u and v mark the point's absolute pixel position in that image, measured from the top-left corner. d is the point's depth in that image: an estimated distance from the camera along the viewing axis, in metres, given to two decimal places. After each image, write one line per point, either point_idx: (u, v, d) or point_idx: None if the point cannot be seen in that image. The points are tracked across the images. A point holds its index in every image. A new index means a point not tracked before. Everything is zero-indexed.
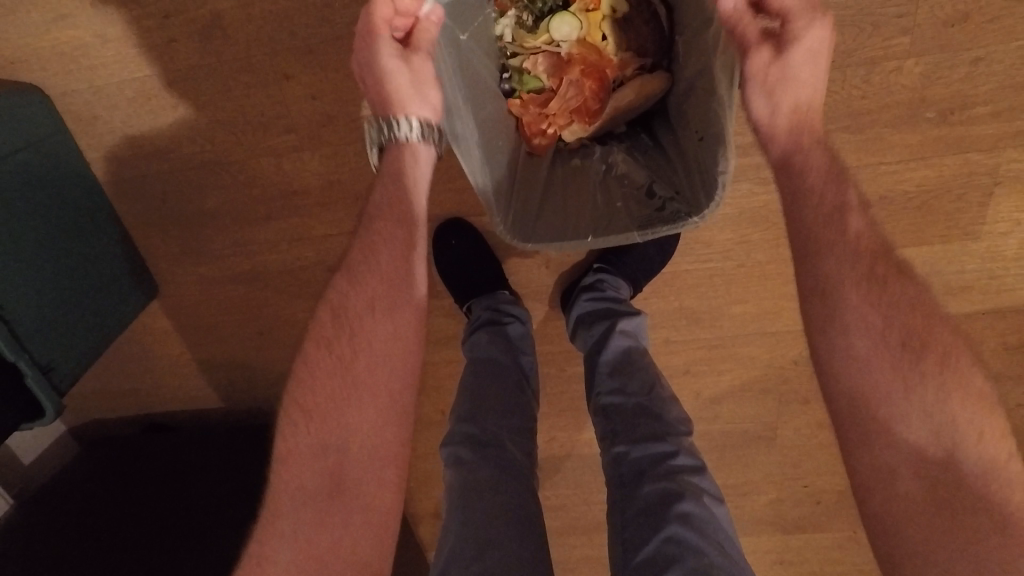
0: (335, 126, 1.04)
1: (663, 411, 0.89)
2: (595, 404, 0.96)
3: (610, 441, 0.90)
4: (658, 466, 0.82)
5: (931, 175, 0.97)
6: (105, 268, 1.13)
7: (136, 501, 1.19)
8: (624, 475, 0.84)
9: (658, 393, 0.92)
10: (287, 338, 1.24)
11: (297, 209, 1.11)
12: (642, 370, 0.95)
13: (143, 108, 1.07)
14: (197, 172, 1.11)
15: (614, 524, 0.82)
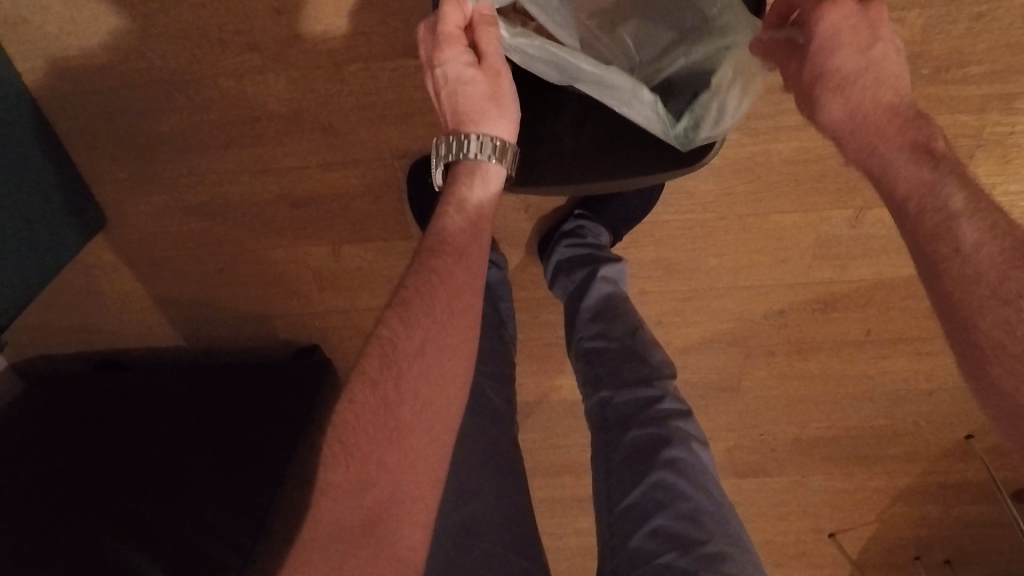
0: (302, 47, 0.95)
1: (647, 354, 0.90)
2: (577, 348, 0.95)
3: (593, 386, 0.89)
4: (644, 410, 0.83)
5: None
6: (47, 193, 1.03)
7: (90, 439, 1.14)
8: (610, 420, 0.85)
9: (642, 337, 0.92)
10: (251, 275, 1.19)
11: (259, 138, 1.03)
12: (626, 314, 0.95)
13: (83, 13, 0.95)
14: (148, 91, 1.01)
15: (599, 468, 0.83)
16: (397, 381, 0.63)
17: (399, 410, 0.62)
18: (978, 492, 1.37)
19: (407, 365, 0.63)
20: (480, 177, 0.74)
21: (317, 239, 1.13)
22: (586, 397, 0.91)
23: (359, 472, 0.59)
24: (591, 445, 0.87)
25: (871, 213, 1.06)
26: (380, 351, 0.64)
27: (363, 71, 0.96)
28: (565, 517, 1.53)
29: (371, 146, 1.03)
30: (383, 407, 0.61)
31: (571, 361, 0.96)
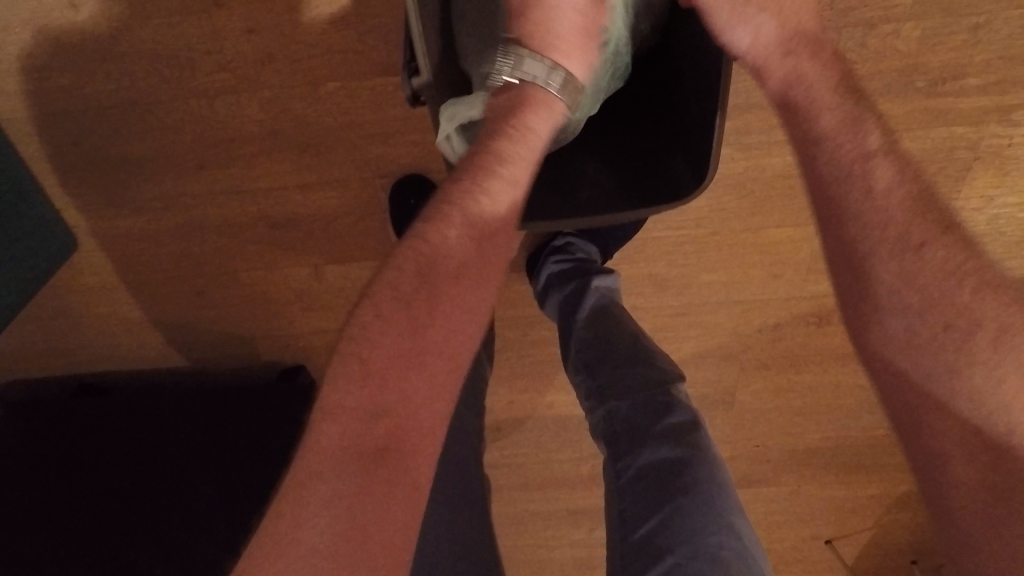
0: (278, 66, 0.94)
1: (652, 366, 0.86)
2: (576, 364, 0.92)
3: (599, 405, 0.86)
4: (653, 427, 0.80)
5: (915, 148, 0.95)
6: (27, 212, 1.00)
7: (66, 470, 1.09)
8: (618, 438, 0.82)
9: (645, 348, 0.89)
10: (229, 296, 1.14)
11: (236, 157, 1.01)
12: (625, 326, 0.92)
13: (58, 33, 0.94)
14: (121, 112, 0.99)
15: (612, 491, 0.81)
16: (426, 311, 0.61)
17: (426, 338, 0.60)
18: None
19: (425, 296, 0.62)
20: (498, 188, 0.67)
21: (296, 259, 1.09)
22: (591, 414, 0.88)
23: (369, 404, 0.56)
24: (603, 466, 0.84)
25: None
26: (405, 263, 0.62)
27: (341, 88, 0.95)
28: (556, 553, 1.43)
29: (350, 165, 1.00)
30: (408, 333, 0.60)
31: (571, 378, 0.93)
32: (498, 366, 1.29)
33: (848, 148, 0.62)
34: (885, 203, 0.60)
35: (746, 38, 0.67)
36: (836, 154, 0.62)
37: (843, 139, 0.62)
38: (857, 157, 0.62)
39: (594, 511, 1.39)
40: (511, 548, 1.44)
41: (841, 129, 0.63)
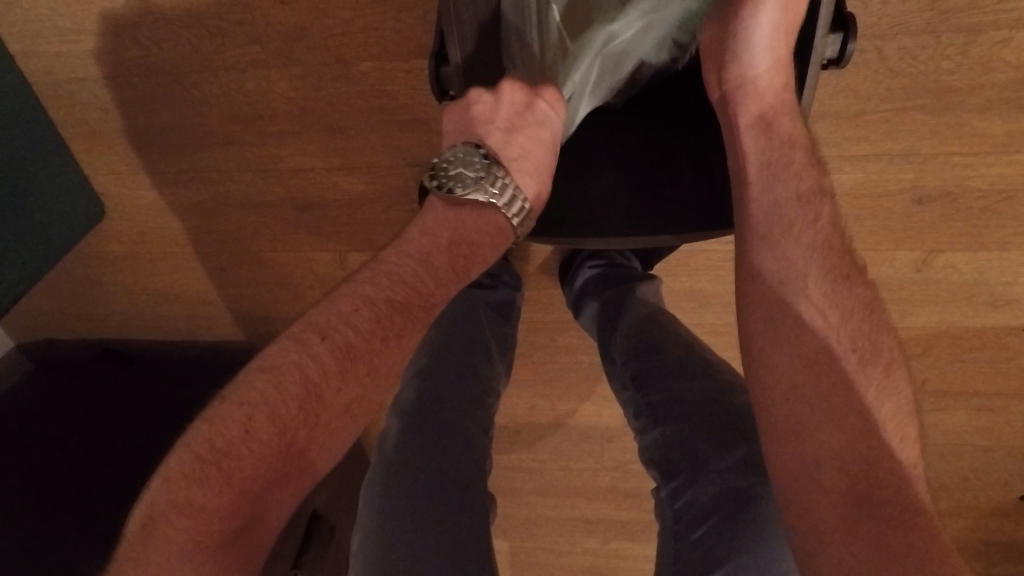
0: (309, 42, 0.89)
1: (713, 373, 0.70)
2: (620, 372, 0.78)
3: (646, 422, 0.71)
4: (720, 455, 0.63)
5: (1010, 172, 0.84)
6: (47, 178, 0.97)
7: (66, 437, 1.03)
8: (675, 465, 0.66)
9: (702, 352, 0.74)
10: (250, 276, 1.10)
11: (262, 135, 0.97)
12: (677, 328, 0.78)
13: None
14: (149, 81, 0.96)
15: (667, 533, 0.64)
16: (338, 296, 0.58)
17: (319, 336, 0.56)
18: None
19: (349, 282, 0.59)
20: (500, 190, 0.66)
21: (322, 244, 1.04)
22: (641, 433, 0.72)
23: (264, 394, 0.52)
24: (655, 499, 0.67)
25: (942, 256, 0.91)
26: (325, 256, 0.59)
27: (373, 69, 0.90)
28: (569, 561, 1.37)
29: (380, 150, 0.95)
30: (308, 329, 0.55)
31: (614, 390, 0.79)
32: (523, 367, 1.23)
33: (779, 195, 0.58)
34: (794, 251, 0.56)
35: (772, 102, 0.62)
36: (781, 197, 0.58)
37: (793, 191, 0.59)
38: (798, 208, 0.58)
39: (612, 523, 1.33)
40: (522, 550, 1.39)
41: (803, 195, 0.59)
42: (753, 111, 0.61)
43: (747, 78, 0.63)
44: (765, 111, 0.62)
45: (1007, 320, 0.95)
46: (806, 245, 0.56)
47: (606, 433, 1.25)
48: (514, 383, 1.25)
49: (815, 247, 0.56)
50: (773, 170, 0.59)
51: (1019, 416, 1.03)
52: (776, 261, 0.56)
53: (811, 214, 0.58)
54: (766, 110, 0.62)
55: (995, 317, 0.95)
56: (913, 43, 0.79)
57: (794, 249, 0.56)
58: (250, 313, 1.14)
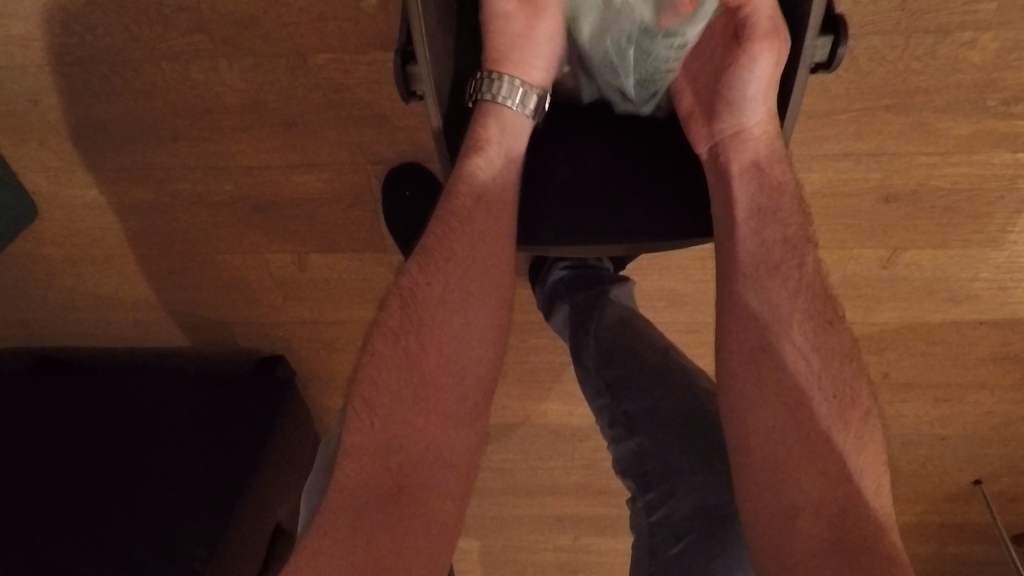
0: (261, 31, 0.84)
1: (689, 381, 0.70)
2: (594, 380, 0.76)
3: (622, 431, 0.70)
4: (698, 470, 0.63)
5: (971, 172, 0.85)
6: None
7: (2, 463, 0.96)
8: (651, 477, 0.65)
9: (676, 360, 0.73)
10: (201, 279, 1.04)
11: (212, 130, 0.91)
12: (651, 334, 0.77)
13: None
14: (84, 70, 0.88)
15: (643, 548, 0.64)
16: (417, 333, 0.61)
17: (425, 365, 0.60)
18: (1000, 562, 1.21)
19: (427, 313, 0.62)
20: (506, 124, 0.65)
21: (279, 245, 0.99)
22: (615, 443, 0.70)
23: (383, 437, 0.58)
24: (631, 513, 0.66)
25: (906, 254, 0.92)
26: (400, 301, 0.63)
27: (332, 61, 0.85)
28: (540, 557, 1.37)
29: (340, 147, 0.90)
30: (406, 363, 0.60)
31: (586, 397, 0.77)
32: None
33: (766, 241, 0.60)
34: (779, 294, 0.58)
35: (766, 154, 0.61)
36: (772, 242, 0.59)
37: (780, 235, 0.60)
38: (785, 253, 0.59)
39: (583, 520, 1.32)
40: (493, 550, 1.37)
41: (792, 239, 0.60)
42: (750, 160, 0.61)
43: (746, 125, 0.61)
44: (759, 159, 0.61)
45: (966, 315, 0.98)
46: (794, 288, 0.58)
47: (577, 432, 1.24)
48: None
49: (803, 289, 0.59)
50: (762, 221, 0.60)
51: (975, 407, 1.06)
52: (760, 296, 0.58)
53: (800, 261, 0.59)
54: (762, 158, 0.61)
55: (954, 312, 0.97)
56: (882, 43, 0.79)
57: (787, 287, 0.58)
58: (203, 318, 1.08)
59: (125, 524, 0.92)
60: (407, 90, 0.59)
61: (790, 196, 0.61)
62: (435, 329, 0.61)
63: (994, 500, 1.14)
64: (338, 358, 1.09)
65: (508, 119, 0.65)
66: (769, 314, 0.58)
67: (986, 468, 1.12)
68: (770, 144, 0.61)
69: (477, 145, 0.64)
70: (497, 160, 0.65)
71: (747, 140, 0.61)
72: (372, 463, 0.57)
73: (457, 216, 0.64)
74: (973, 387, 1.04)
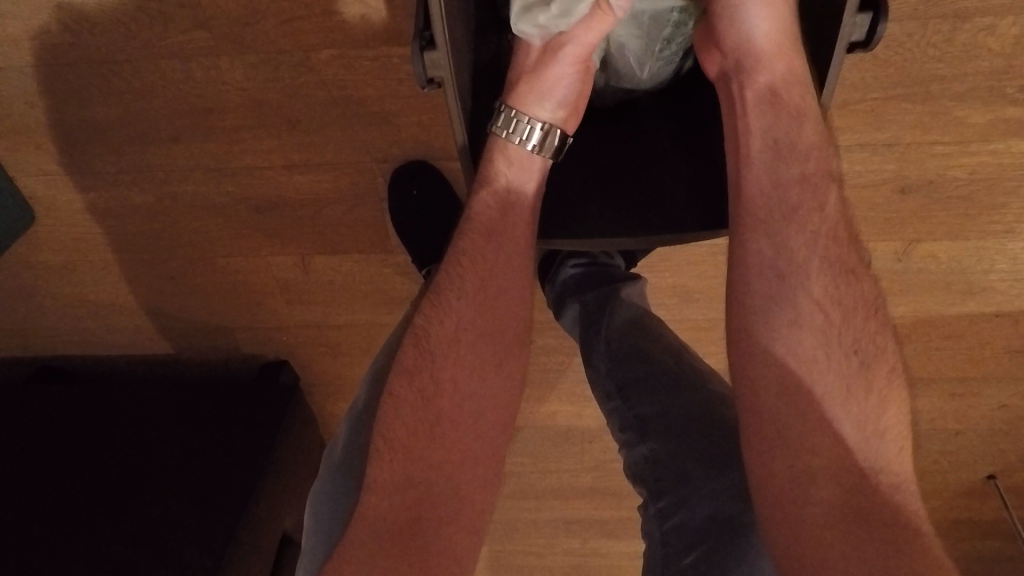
0: (263, 27, 0.82)
1: (702, 383, 0.67)
2: (602, 384, 0.73)
3: (634, 436, 0.67)
4: (712, 478, 0.60)
5: (989, 162, 0.84)
6: None
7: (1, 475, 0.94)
8: (664, 484, 0.63)
9: (689, 361, 0.70)
10: (203, 284, 1.02)
11: (213, 131, 0.89)
12: (661, 334, 0.74)
13: None
14: (81, 71, 0.86)
15: (655, 555, 0.62)
16: (431, 369, 0.59)
17: (441, 403, 0.58)
18: (1017, 558, 1.20)
19: (441, 352, 0.59)
20: (512, 157, 0.62)
21: (283, 248, 0.97)
22: (626, 448, 0.68)
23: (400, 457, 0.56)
24: (643, 519, 0.64)
25: (922, 246, 0.91)
26: (413, 337, 0.60)
27: (335, 58, 0.83)
28: (550, 561, 1.35)
29: (345, 146, 0.88)
30: (421, 401, 0.58)
31: (596, 400, 0.74)
32: None
33: (783, 176, 0.57)
34: (798, 239, 0.56)
35: (792, 107, 0.58)
36: (789, 179, 0.57)
37: (798, 172, 0.57)
38: (804, 192, 0.57)
39: (593, 523, 1.30)
40: (502, 555, 1.35)
41: (811, 176, 0.57)
42: (780, 109, 0.58)
43: (768, 72, 0.58)
44: (774, 84, 0.58)
45: (982, 308, 0.96)
46: (812, 233, 0.56)
47: (587, 434, 1.22)
48: None
49: (821, 235, 0.56)
50: (778, 157, 0.57)
51: (991, 400, 1.04)
52: (776, 243, 0.56)
53: (819, 197, 0.57)
54: (791, 108, 0.58)
55: (970, 304, 0.95)
56: (899, 31, 0.77)
57: (804, 229, 0.56)
58: (205, 323, 1.06)
59: (125, 539, 0.90)
60: (427, 78, 0.56)
61: (810, 124, 0.58)
62: (451, 368, 0.59)
63: (1011, 495, 1.13)
64: (343, 362, 1.07)
65: (515, 153, 0.62)
66: (784, 291, 0.55)
67: (1003, 463, 1.10)
68: (786, 67, 0.58)
69: (487, 180, 0.62)
70: (505, 195, 0.62)
71: (761, 67, 0.58)
72: (391, 497, 0.55)
73: (468, 257, 0.62)
74: (990, 380, 1.02)
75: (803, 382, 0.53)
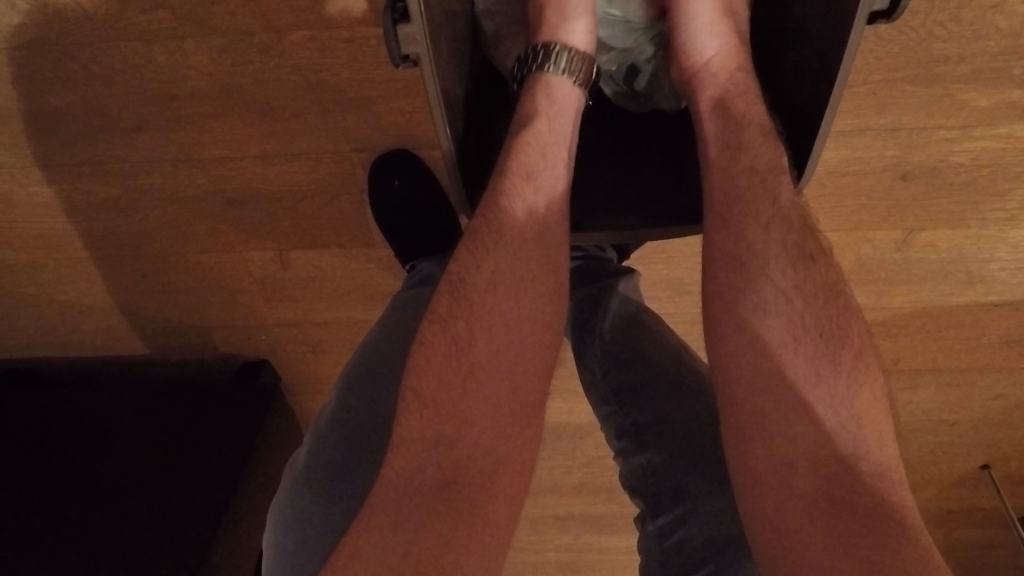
0: (230, 7, 0.77)
1: (703, 390, 0.63)
2: (599, 389, 0.68)
3: (633, 446, 0.63)
4: (712, 494, 0.58)
5: (994, 146, 0.81)
6: None
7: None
8: (663, 499, 0.59)
9: (690, 365, 0.66)
10: (176, 280, 0.97)
11: (180, 118, 0.83)
12: (661, 335, 0.70)
13: None
14: (35, 56, 0.80)
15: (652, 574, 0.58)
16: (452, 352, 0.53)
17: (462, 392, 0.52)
18: (1011, 547, 1.18)
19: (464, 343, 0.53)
20: (559, 108, 0.59)
21: (260, 242, 0.92)
22: (623, 457, 0.64)
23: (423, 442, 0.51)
24: (641, 536, 0.60)
25: (922, 235, 0.88)
26: (447, 300, 0.54)
27: (309, 39, 0.78)
28: (541, 558, 1.32)
29: (321, 134, 0.83)
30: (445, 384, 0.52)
31: (591, 405, 0.70)
32: None
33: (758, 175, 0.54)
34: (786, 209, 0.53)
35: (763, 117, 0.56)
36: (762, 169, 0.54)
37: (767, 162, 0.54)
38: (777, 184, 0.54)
39: (586, 519, 1.27)
40: None
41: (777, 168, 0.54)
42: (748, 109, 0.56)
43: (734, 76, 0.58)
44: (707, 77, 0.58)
45: (982, 297, 0.94)
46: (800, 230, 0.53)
47: (579, 430, 1.18)
48: None
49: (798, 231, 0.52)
50: (734, 153, 0.55)
51: (988, 390, 1.02)
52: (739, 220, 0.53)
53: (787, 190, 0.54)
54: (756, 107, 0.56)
55: (970, 293, 0.93)
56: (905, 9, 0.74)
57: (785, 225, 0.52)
58: (179, 322, 1.01)
59: (96, 556, 0.85)
60: (400, 54, 0.51)
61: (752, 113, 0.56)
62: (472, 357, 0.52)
63: (1006, 484, 1.11)
64: (325, 361, 1.02)
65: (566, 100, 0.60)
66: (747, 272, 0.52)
67: (998, 453, 1.09)
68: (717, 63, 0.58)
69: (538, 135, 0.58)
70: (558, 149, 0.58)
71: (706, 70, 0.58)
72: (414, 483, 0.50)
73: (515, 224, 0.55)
74: (988, 370, 1.00)
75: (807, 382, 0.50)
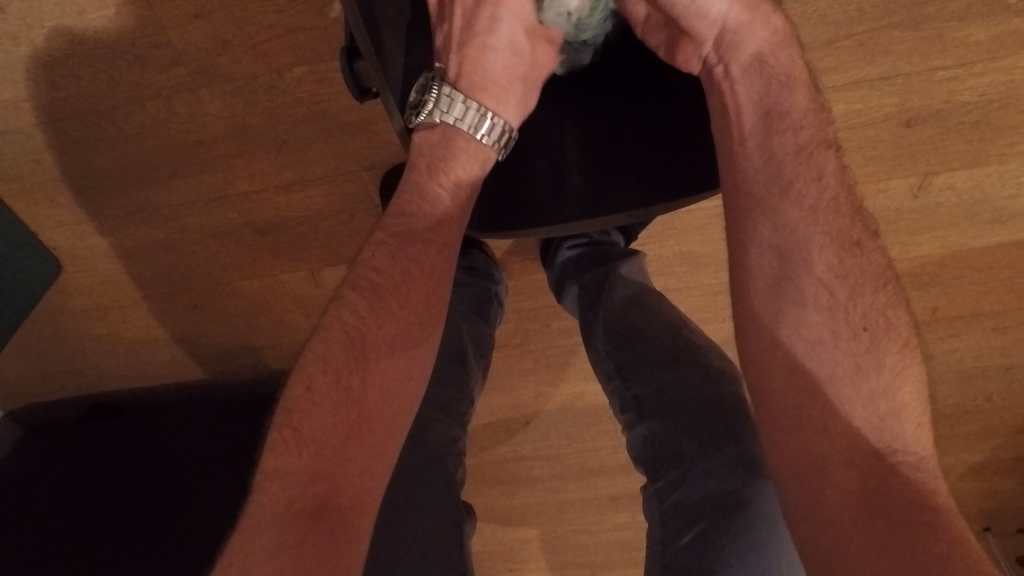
0: (233, 53, 0.84)
1: (698, 357, 0.66)
2: (603, 368, 0.72)
3: (633, 418, 0.67)
4: (705, 455, 0.60)
5: (1000, 79, 0.80)
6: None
7: (55, 510, 1.00)
8: (661, 464, 0.63)
9: (687, 335, 0.69)
10: (222, 309, 1.05)
11: (205, 161, 0.91)
12: (660, 311, 0.72)
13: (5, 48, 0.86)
14: (79, 123, 0.90)
15: (654, 535, 0.62)
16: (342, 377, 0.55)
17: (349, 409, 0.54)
18: None
19: (352, 360, 0.55)
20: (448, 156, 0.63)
21: (290, 264, 0.99)
22: (627, 428, 0.68)
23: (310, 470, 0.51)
24: (644, 500, 0.64)
25: (940, 178, 0.86)
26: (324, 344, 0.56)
27: (308, 73, 0.84)
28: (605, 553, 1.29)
29: (330, 155, 0.90)
30: (329, 408, 0.54)
31: (598, 382, 0.74)
32: (520, 359, 1.17)
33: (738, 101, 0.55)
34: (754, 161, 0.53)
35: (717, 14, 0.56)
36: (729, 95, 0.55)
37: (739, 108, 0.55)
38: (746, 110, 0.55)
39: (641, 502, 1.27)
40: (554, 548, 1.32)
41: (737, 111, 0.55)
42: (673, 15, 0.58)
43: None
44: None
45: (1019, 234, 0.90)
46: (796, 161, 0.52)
47: None
48: (515, 373, 1.19)
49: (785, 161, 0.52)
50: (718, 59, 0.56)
51: None
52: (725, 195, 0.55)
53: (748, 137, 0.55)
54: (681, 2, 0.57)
55: (1005, 232, 0.90)
56: None
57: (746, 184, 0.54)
58: (229, 346, 1.09)
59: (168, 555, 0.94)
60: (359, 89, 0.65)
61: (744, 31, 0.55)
62: (363, 378, 0.55)
63: None
64: None
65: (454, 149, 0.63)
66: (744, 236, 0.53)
67: None
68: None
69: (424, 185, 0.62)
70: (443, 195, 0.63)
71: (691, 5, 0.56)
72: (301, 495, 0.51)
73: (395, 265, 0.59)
74: None
75: (797, 342, 0.49)
